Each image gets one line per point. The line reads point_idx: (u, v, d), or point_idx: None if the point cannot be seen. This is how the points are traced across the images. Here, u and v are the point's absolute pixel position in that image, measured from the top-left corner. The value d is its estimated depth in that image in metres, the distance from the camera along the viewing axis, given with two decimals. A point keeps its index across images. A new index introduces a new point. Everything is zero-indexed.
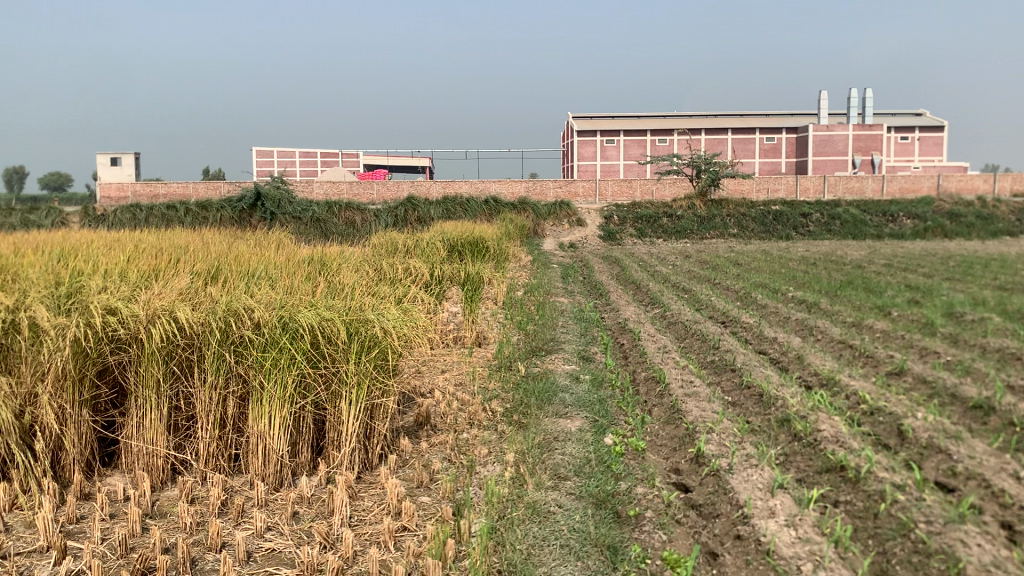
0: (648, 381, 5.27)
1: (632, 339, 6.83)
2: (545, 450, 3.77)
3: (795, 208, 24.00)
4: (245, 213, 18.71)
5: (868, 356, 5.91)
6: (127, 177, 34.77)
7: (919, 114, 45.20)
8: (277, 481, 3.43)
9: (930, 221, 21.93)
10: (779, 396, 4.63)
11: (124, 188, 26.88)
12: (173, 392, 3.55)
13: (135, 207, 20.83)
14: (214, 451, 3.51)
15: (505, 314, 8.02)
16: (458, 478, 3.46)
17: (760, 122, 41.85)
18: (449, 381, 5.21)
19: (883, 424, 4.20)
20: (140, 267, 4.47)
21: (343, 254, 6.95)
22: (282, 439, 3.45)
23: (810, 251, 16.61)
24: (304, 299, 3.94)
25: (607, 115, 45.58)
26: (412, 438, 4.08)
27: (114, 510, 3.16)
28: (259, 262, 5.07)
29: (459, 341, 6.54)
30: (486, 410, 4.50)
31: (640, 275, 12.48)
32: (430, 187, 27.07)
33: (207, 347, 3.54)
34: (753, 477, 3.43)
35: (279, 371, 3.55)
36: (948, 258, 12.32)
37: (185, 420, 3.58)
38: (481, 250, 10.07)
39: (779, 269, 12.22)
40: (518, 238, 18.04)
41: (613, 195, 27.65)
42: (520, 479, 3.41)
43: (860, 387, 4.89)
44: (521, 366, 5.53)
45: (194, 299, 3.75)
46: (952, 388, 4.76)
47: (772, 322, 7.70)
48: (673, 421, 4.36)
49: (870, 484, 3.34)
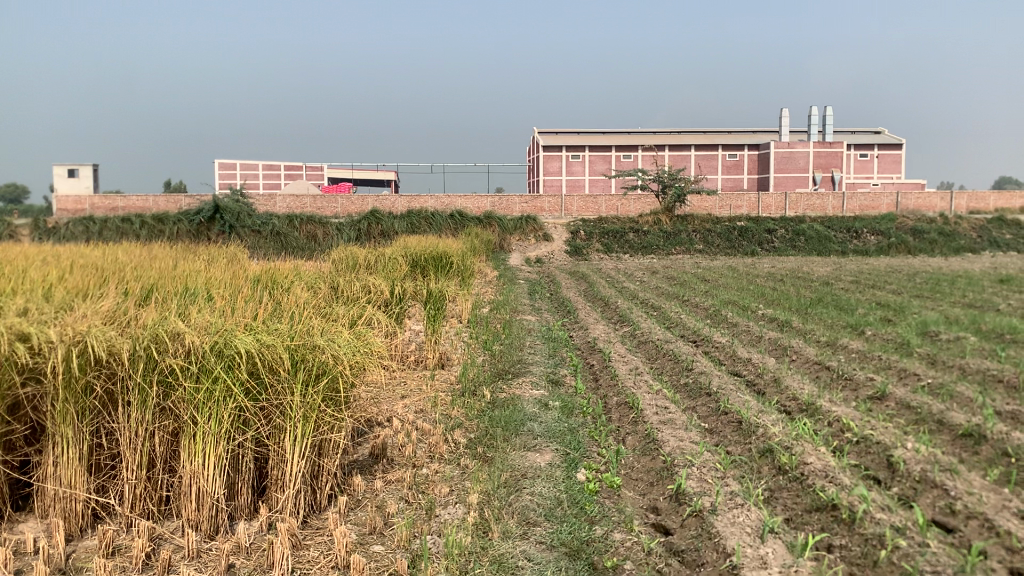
0: (620, 407, 4.97)
1: (602, 360, 6.52)
2: (513, 490, 3.44)
3: (760, 224, 24.00)
4: (203, 227, 18.20)
5: (846, 378, 5.66)
6: (83, 189, 33.95)
7: (878, 131, 45.83)
8: (212, 527, 3.06)
9: (894, 237, 22.02)
10: (761, 424, 4.35)
11: (80, 201, 26.07)
12: (93, 428, 3.16)
13: (88, 219, 20.18)
14: (142, 493, 3.12)
15: (469, 333, 7.69)
16: (415, 523, 3.11)
17: (723, 139, 42.09)
18: (408, 407, 4.86)
19: (872, 454, 3.94)
20: (67, 287, 4.07)
21: (296, 270, 6.56)
22: (217, 481, 3.09)
23: (777, 267, 16.54)
24: (245, 322, 3.57)
25: (572, 131, 45.60)
26: (366, 473, 3.74)
27: (21, 565, 2.78)
28: (202, 279, 4.69)
29: (420, 363, 6.20)
30: (448, 441, 4.17)
31: (608, 291, 12.24)
32: (394, 201, 26.68)
33: (132, 377, 3.15)
34: (740, 519, 3.13)
35: (213, 405, 3.18)
36: (914, 275, 12.26)
37: (108, 459, 3.18)
38: (444, 265, 9.71)
39: (748, 285, 12.06)
40: (484, 254, 17.71)
41: (579, 210, 27.46)
42: (484, 524, 3.08)
43: (844, 413, 4.62)
44: (485, 391, 5.17)
45: (120, 322, 3.36)
46: (939, 414, 4.51)
47: (744, 342, 7.45)
48: (649, 452, 4.06)
49: (867, 526, 3.06)
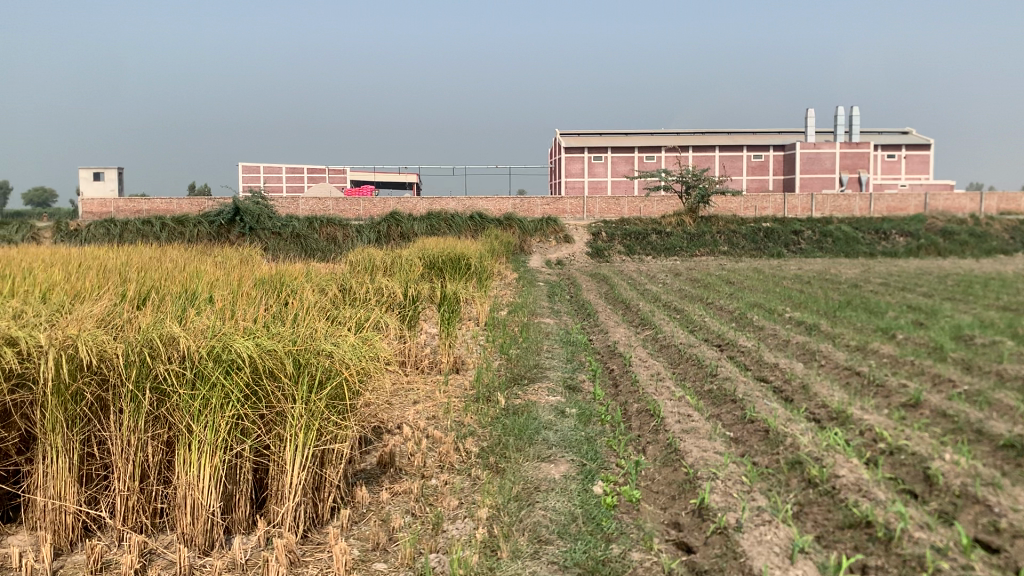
0: (641, 414, 4.77)
1: (623, 365, 6.32)
2: (524, 505, 3.25)
3: (786, 225, 23.64)
4: (223, 229, 18.23)
5: (878, 385, 5.41)
6: (109, 192, 34.21)
7: (907, 131, 45.20)
8: (207, 541, 2.90)
9: (924, 239, 21.57)
10: (789, 434, 4.14)
11: (105, 204, 26.23)
12: (84, 437, 3.00)
13: (111, 221, 20.26)
14: (135, 505, 2.96)
15: (486, 337, 7.52)
16: (420, 539, 2.95)
17: (748, 139, 41.66)
18: (420, 414, 4.70)
19: (907, 466, 3.71)
20: (64, 288, 3.93)
21: (307, 272, 6.42)
22: (213, 493, 2.92)
23: (804, 269, 16.22)
24: (245, 327, 3.40)
25: (594, 132, 45.34)
26: (372, 484, 3.57)
27: None
28: (204, 282, 4.55)
29: (435, 367, 6.03)
30: (459, 450, 3.99)
31: (630, 294, 12.01)
32: (416, 203, 26.59)
33: (125, 384, 2.98)
34: (767, 538, 2.93)
35: (210, 413, 3.01)
36: (946, 277, 11.92)
37: (100, 468, 3.02)
38: (462, 267, 9.55)
39: (774, 287, 11.78)
40: (504, 256, 17.54)
41: (601, 212, 27.22)
42: (492, 543, 2.91)
43: (877, 422, 4.39)
44: (500, 397, 4.98)
45: (115, 327, 3.20)
46: (977, 423, 4.27)
47: (770, 346, 7.21)
48: (671, 463, 3.86)
49: (905, 546, 2.84)
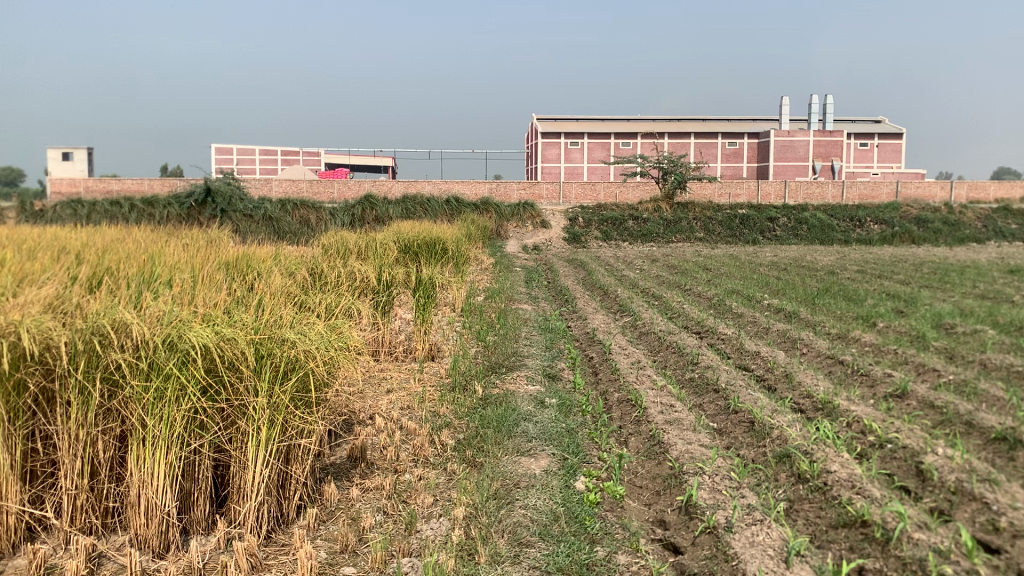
0: (622, 404, 4.61)
1: (602, 352, 6.16)
2: (503, 503, 3.08)
3: (762, 212, 23.61)
4: (194, 210, 17.85)
5: (863, 374, 5.28)
6: (77, 173, 33.50)
7: (879, 121, 45.49)
8: (161, 544, 2.71)
9: (898, 227, 21.65)
10: (776, 425, 4.00)
11: (72, 183, 25.62)
12: (28, 431, 2.77)
13: (77, 201, 19.76)
14: (84, 505, 2.76)
15: (463, 322, 7.32)
16: (392, 540, 2.76)
17: (723, 126, 41.65)
18: (394, 404, 4.52)
19: (898, 460, 3.57)
20: (9, 270, 3.68)
21: (276, 255, 6.18)
22: (168, 493, 2.72)
23: (779, 255, 16.21)
24: (205, 313, 3.18)
25: (571, 117, 45.12)
26: (342, 480, 3.39)
27: None
28: (162, 264, 4.32)
29: (409, 355, 5.84)
30: (434, 442, 3.82)
31: (607, 280, 11.89)
32: (390, 186, 26.27)
33: (72, 374, 2.74)
34: (760, 539, 2.77)
35: (164, 406, 2.79)
36: (921, 264, 11.90)
37: (46, 465, 2.80)
38: (438, 251, 9.34)
39: (750, 274, 11.72)
40: (480, 240, 17.31)
41: (577, 198, 27.07)
42: (470, 545, 2.73)
43: (864, 414, 4.25)
44: (477, 386, 4.81)
45: (61, 313, 2.96)
46: (966, 415, 4.14)
47: (751, 334, 7.08)
48: (654, 456, 3.71)
49: (904, 548, 2.70)
